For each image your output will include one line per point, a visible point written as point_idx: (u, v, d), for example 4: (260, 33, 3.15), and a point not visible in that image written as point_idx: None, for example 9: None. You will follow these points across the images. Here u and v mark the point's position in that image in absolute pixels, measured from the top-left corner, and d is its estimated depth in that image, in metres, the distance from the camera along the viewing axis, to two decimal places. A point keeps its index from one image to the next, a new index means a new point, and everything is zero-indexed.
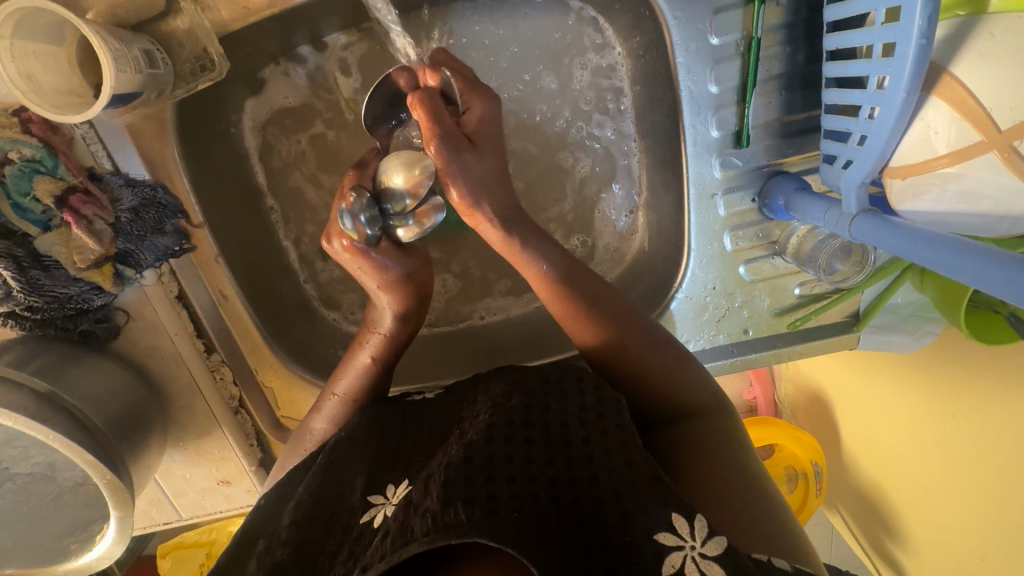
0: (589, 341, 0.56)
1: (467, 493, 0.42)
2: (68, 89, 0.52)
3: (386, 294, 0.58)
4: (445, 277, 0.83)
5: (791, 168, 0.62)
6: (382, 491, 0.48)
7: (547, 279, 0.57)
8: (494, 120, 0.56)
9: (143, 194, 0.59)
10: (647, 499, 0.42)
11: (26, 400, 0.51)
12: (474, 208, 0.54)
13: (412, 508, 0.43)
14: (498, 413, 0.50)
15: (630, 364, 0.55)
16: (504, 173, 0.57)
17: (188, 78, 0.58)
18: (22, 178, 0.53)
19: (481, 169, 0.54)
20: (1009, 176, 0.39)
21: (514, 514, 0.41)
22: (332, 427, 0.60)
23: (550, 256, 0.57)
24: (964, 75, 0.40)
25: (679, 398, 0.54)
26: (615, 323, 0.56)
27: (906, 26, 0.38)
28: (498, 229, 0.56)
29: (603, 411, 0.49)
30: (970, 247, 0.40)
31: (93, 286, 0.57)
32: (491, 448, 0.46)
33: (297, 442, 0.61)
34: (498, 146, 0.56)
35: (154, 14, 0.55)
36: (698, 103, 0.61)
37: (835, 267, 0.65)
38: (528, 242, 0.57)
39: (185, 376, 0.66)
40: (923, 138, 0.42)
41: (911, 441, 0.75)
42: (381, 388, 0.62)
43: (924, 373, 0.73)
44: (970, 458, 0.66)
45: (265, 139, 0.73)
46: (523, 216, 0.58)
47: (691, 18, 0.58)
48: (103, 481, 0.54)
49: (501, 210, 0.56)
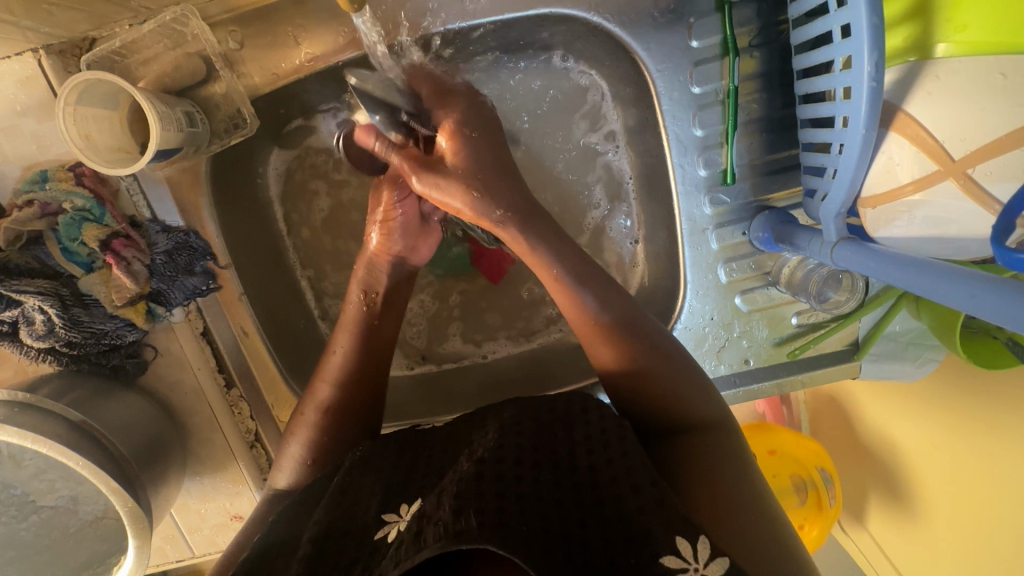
0: (608, 361, 0.59)
1: (479, 503, 0.43)
2: (119, 146, 0.59)
3: (375, 232, 0.67)
4: (424, 297, 0.85)
5: (778, 203, 0.66)
6: (395, 510, 0.50)
7: (569, 295, 0.60)
8: (473, 141, 0.60)
9: (176, 238, 0.65)
10: (653, 522, 0.43)
11: (62, 428, 0.55)
12: (479, 211, 0.59)
13: (425, 519, 0.44)
14: (507, 434, 0.51)
15: (653, 389, 0.57)
16: (507, 174, 0.61)
17: (222, 135, 0.65)
18: (72, 225, 0.58)
19: (468, 173, 0.59)
20: (970, 202, 0.42)
21: (524, 527, 0.42)
22: (335, 394, 0.64)
23: (561, 256, 0.60)
24: (918, 113, 0.43)
25: (680, 412, 0.56)
26: (638, 345, 0.58)
27: (857, 72, 0.43)
28: (512, 229, 0.59)
29: (609, 438, 0.50)
30: (937, 267, 0.42)
31: (127, 322, 0.62)
32: (501, 466, 0.47)
33: (298, 418, 0.64)
34: (486, 154, 0.60)
35: (195, 81, 0.62)
36: (685, 145, 0.65)
37: (827, 295, 0.67)
38: (539, 241, 0.60)
39: (206, 410, 0.70)
40: (887, 169, 0.46)
41: (935, 472, 0.73)
42: (380, 382, 0.67)
43: (936, 405, 0.72)
44: (990, 494, 0.65)
45: (286, 187, 0.78)
46: (536, 215, 0.61)
47: (673, 70, 0.63)
48: (125, 508, 0.57)
49: (513, 212, 0.59)
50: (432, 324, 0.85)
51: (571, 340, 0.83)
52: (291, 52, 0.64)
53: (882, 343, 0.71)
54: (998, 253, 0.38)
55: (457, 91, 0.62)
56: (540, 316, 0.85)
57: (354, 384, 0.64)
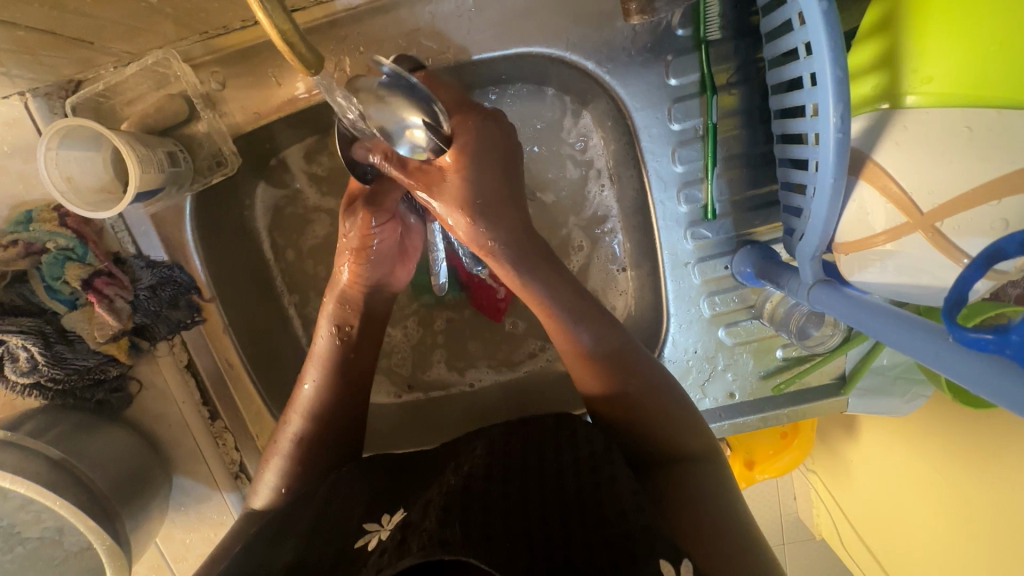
0: (599, 394, 0.59)
1: (464, 515, 0.44)
2: (102, 187, 0.60)
3: (347, 265, 0.67)
4: (407, 325, 0.85)
5: (761, 238, 0.66)
6: (377, 520, 0.51)
7: (564, 330, 0.60)
8: (482, 161, 0.59)
9: (161, 273, 0.66)
10: (638, 546, 0.43)
11: (41, 466, 0.55)
12: (477, 238, 0.60)
13: (409, 529, 0.45)
14: (496, 457, 0.53)
15: (643, 410, 0.57)
16: (506, 204, 0.60)
17: (205, 172, 0.66)
18: (55, 264, 0.59)
19: (466, 197, 0.58)
20: (938, 254, 0.42)
21: (508, 544, 0.42)
22: (307, 426, 0.64)
23: (557, 293, 0.60)
24: (886, 163, 0.43)
25: (674, 442, 0.56)
26: (631, 382, 0.58)
27: (824, 122, 0.43)
28: (505, 262, 0.60)
29: (598, 464, 0.52)
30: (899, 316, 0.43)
31: (110, 357, 0.64)
32: (489, 484, 0.49)
33: (271, 446, 0.65)
34: (494, 180, 0.59)
35: (178, 121, 0.63)
36: (665, 181, 0.65)
37: (808, 332, 0.67)
38: (533, 278, 0.60)
39: (190, 441, 0.70)
40: (858, 218, 0.46)
41: (928, 496, 0.74)
42: (352, 413, 0.67)
43: (942, 435, 0.72)
44: (981, 522, 0.66)
45: (274, 218, 0.79)
46: (535, 249, 0.61)
47: (651, 108, 0.63)
48: (102, 545, 0.57)
49: (512, 243, 0.60)
50: (415, 350, 0.85)
51: (558, 368, 0.82)
52: (273, 91, 0.64)
53: (869, 377, 0.71)
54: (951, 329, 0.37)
55: (472, 108, 0.59)
56: (528, 344, 0.84)
57: (325, 416, 0.65)
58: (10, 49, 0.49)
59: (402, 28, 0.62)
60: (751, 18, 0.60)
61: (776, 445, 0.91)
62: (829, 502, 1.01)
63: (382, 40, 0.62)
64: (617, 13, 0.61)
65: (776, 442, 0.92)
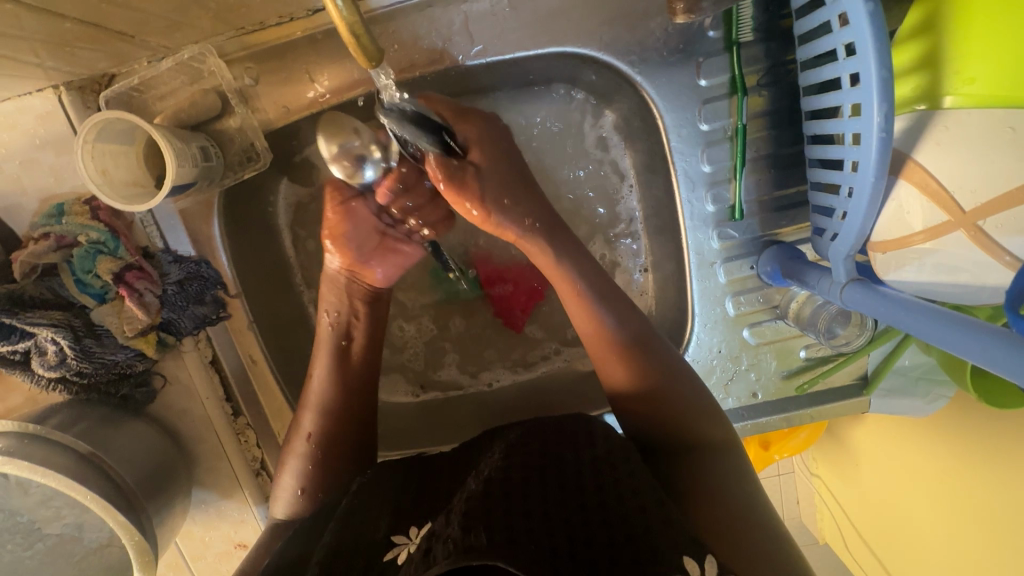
0: (619, 377, 0.60)
1: (488, 522, 0.43)
2: (134, 180, 0.60)
3: (333, 256, 0.67)
4: (425, 324, 0.85)
5: (787, 238, 0.66)
6: (404, 532, 0.51)
7: (587, 309, 0.62)
8: (496, 156, 0.63)
9: (188, 268, 0.65)
10: (662, 542, 0.42)
11: (70, 462, 0.55)
12: (507, 225, 0.62)
13: (435, 538, 0.45)
14: (513, 456, 0.52)
15: (654, 399, 0.58)
16: (525, 193, 0.64)
17: (236, 167, 0.66)
18: (87, 258, 0.59)
19: (494, 186, 0.62)
20: (981, 252, 0.43)
21: (532, 545, 0.42)
22: (322, 423, 0.65)
23: (584, 272, 0.63)
24: (927, 162, 0.44)
25: (684, 431, 0.57)
26: (653, 371, 0.59)
27: (866, 120, 0.43)
28: (536, 240, 0.63)
29: (614, 460, 0.52)
30: (921, 307, 0.44)
31: (137, 352, 0.63)
32: (508, 484, 0.48)
33: (286, 446, 0.66)
34: (508, 173, 0.63)
35: (212, 115, 0.63)
36: (693, 181, 0.66)
37: (835, 331, 0.66)
38: (563, 255, 0.63)
39: (213, 438, 0.69)
40: (898, 216, 0.46)
41: (940, 494, 0.74)
42: (366, 430, 0.68)
43: (956, 437, 0.72)
44: (993, 516, 0.66)
45: (296, 215, 0.79)
46: (561, 228, 0.65)
47: (682, 108, 0.64)
48: (131, 541, 0.57)
49: (530, 224, 0.62)
50: (432, 349, 0.85)
51: (576, 368, 0.83)
52: (304, 88, 0.65)
53: (891, 377, 0.71)
54: (1011, 320, 0.39)
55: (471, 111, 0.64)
56: (545, 344, 0.84)
57: (338, 435, 0.66)
58: (48, 41, 0.49)
59: (437, 26, 0.62)
60: (782, 21, 0.61)
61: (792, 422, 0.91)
62: (834, 503, 1.02)
63: (418, 37, 0.62)
64: (651, 13, 0.61)
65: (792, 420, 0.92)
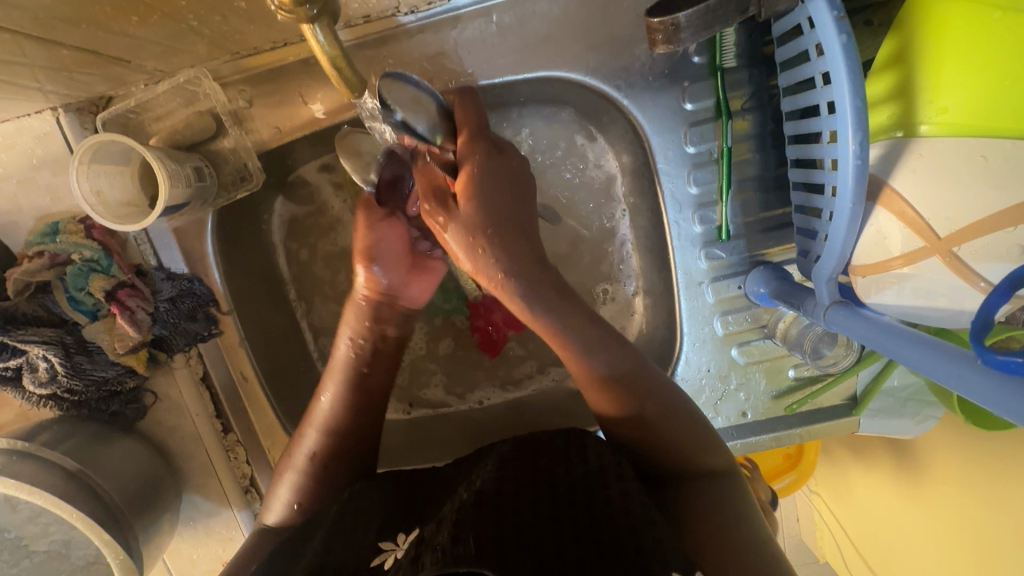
0: (611, 414, 0.56)
1: (477, 531, 0.44)
2: (128, 200, 0.60)
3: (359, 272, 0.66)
4: (417, 340, 0.85)
5: (774, 258, 0.67)
6: (393, 539, 0.52)
7: (572, 356, 0.55)
8: (490, 181, 0.53)
9: (181, 286, 0.66)
10: (650, 559, 0.42)
11: (57, 479, 0.55)
12: (482, 268, 0.51)
13: (424, 544, 0.46)
14: (506, 467, 0.52)
15: (653, 436, 0.55)
16: (516, 231, 0.52)
17: (230, 187, 0.68)
18: (80, 276, 0.60)
19: (477, 224, 0.51)
20: (954, 276, 0.44)
21: (522, 559, 0.43)
22: (324, 441, 0.62)
23: (569, 321, 0.53)
24: (903, 188, 0.45)
25: (687, 464, 0.56)
26: (647, 414, 0.55)
27: (842, 148, 0.44)
28: (517, 297, 0.52)
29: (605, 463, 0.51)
30: (910, 333, 0.44)
31: (128, 369, 0.63)
32: (500, 497, 0.48)
33: (287, 459, 0.63)
34: (504, 204, 0.53)
35: (207, 135, 0.65)
36: (680, 202, 0.67)
37: (821, 352, 0.67)
38: (545, 310, 0.52)
39: (202, 454, 0.70)
40: (877, 241, 0.47)
41: (934, 513, 0.73)
42: (364, 450, 0.65)
43: (950, 457, 0.72)
44: (983, 536, 0.66)
45: (289, 231, 0.80)
46: (550, 274, 0.53)
47: (669, 131, 0.65)
48: (115, 559, 0.57)
49: (514, 271, 0.51)
50: (425, 366, 0.85)
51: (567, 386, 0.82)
52: (298, 110, 0.66)
53: (880, 398, 0.71)
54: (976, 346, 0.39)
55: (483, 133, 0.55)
56: (538, 362, 0.84)
57: (341, 453, 0.63)
58: (48, 65, 0.51)
59: (428, 50, 0.63)
60: (765, 48, 0.62)
61: (779, 465, 0.92)
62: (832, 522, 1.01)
63: (408, 62, 0.64)
64: (636, 39, 0.63)
65: (781, 463, 0.93)
